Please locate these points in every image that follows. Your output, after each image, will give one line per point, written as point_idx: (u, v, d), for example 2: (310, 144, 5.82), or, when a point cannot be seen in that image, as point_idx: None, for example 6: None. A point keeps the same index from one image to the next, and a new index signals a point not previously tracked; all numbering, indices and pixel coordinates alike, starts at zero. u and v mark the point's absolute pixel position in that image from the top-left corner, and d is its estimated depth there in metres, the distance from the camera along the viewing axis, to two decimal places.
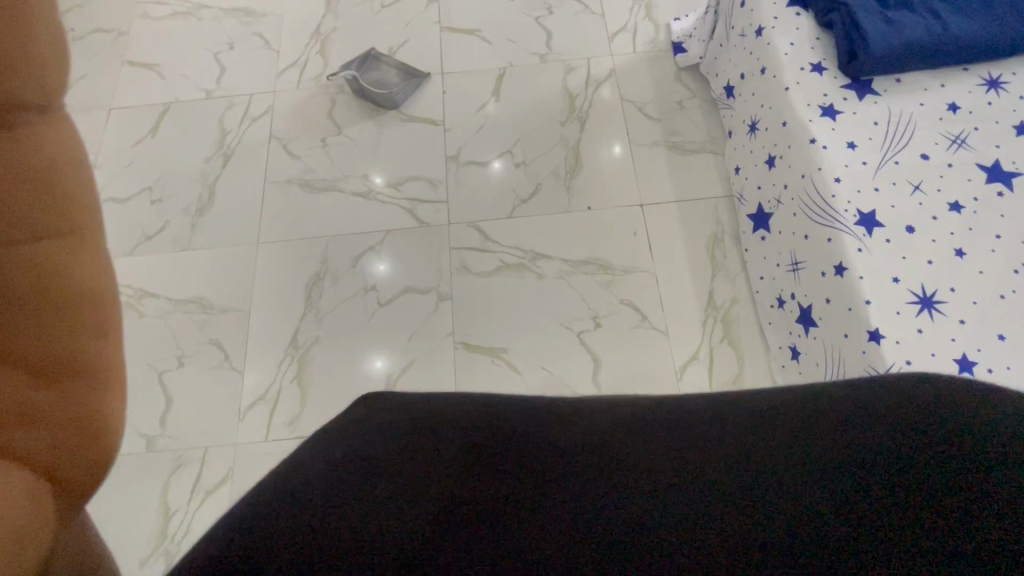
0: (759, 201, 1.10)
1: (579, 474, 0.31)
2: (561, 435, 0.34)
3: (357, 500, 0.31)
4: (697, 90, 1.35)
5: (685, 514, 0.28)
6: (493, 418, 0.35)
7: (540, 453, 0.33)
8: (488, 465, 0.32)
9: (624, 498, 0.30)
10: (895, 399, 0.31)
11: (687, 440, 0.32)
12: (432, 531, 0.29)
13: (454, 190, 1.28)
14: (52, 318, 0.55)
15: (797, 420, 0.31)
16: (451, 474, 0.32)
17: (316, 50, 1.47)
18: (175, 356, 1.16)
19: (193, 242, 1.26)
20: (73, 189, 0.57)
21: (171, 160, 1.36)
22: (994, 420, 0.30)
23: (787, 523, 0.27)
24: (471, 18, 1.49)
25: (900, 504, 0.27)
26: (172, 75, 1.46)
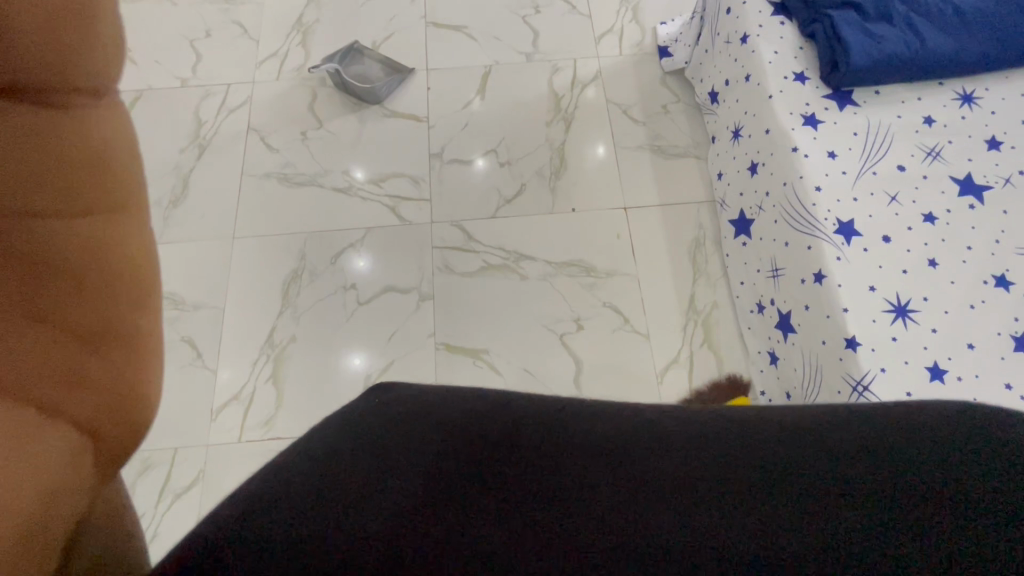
0: (741, 207, 1.12)
1: (546, 490, 0.35)
2: (534, 447, 0.37)
3: (345, 499, 0.34)
4: (681, 95, 1.36)
5: (630, 512, 0.33)
6: (477, 428, 0.39)
7: (513, 465, 0.36)
8: (467, 475, 0.36)
9: (583, 512, 0.34)
10: (822, 420, 0.37)
11: (640, 453, 0.36)
12: (407, 533, 0.33)
13: (437, 188, 1.27)
14: (72, 285, 0.48)
15: (736, 434, 0.37)
16: (431, 483, 0.36)
17: (297, 40, 1.44)
18: None
19: (165, 235, 1.22)
20: (118, 159, 0.53)
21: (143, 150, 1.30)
22: (903, 441, 0.35)
23: (714, 532, 0.32)
24: (458, 14, 1.47)
25: (812, 507, 0.33)
26: (145, 61, 1.41)
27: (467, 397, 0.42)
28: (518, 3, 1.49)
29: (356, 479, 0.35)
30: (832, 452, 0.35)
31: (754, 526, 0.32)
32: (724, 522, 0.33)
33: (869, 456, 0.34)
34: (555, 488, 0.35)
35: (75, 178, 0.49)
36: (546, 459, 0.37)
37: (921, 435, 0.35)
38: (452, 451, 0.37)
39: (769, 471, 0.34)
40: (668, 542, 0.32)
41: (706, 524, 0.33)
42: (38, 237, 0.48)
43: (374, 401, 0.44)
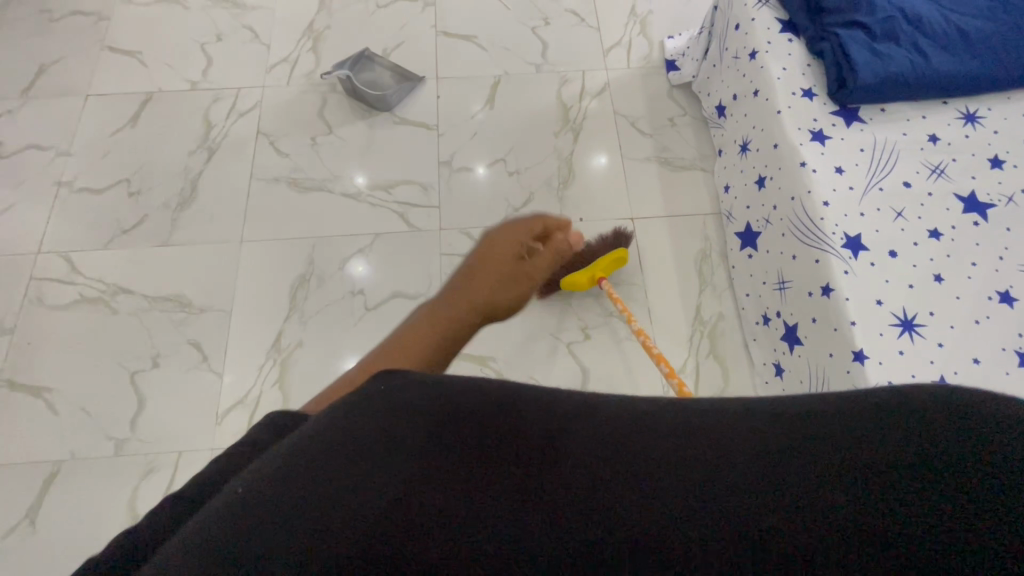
0: (747, 219, 1.13)
1: (513, 478, 0.27)
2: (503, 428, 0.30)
3: (272, 488, 0.28)
4: (688, 108, 1.38)
5: (596, 514, 0.25)
6: (443, 410, 0.32)
7: (472, 446, 0.29)
8: (414, 458, 0.28)
9: (551, 498, 0.26)
10: (859, 400, 0.28)
11: (637, 432, 0.29)
12: (299, 535, 0.25)
13: (446, 194, 1.27)
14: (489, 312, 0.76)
15: (746, 421, 0.28)
16: (370, 460, 0.28)
17: (308, 46, 1.45)
18: (150, 356, 1.11)
19: (173, 237, 1.22)
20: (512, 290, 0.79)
21: (152, 152, 1.31)
22: (965, 411, 0.25)
23: (720, 517, 0.24)
24: (468, 24, 1.49)
25: (830, 496, 0.24)
26: (155, 63, 1.42)
27: (443, 384, 0.34)
28: (528, 14, 1.50)
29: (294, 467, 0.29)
30: (876, 419, 0.26)
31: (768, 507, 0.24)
32: (732, 500, 0.25)
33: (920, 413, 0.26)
34: (524, 470, 0.28)
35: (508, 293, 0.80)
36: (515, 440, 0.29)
37: (989, 405, 0.25)
38: (405, 430, 0.30)
39: (790, 442, 0.27)
40: (660, 533, 0.24)
41: (707, 503, 0.25)
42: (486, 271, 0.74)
43: (382, 382, 0.36)
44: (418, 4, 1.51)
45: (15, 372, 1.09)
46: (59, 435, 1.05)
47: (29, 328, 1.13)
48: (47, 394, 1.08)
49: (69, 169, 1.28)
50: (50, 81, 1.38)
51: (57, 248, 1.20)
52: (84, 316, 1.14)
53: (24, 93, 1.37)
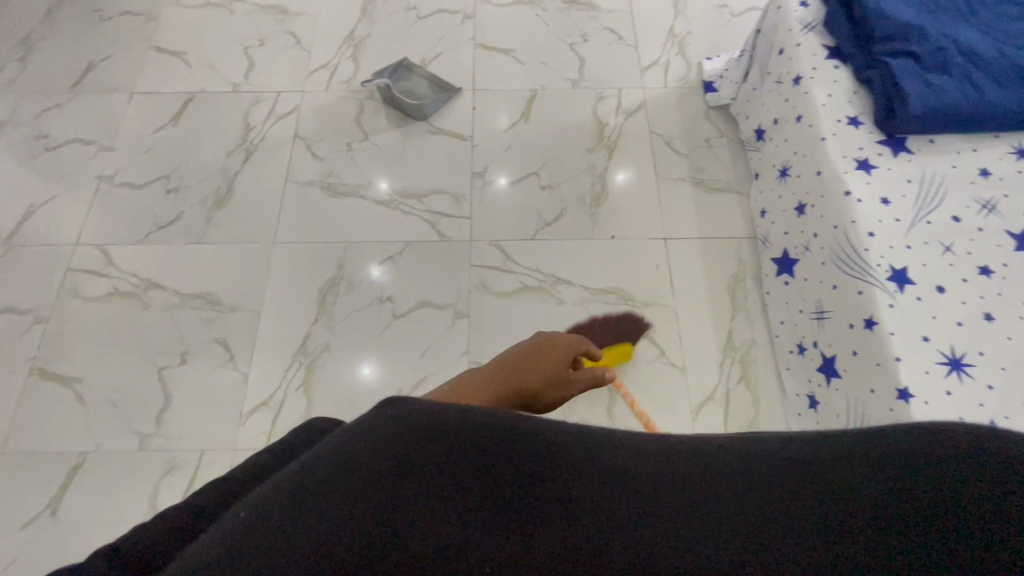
0: (784, 245, 1.11)
1: (526, 495, 0.27)
2: (504, 439, 0.29)
3: (277, 523, 0.26)
4: (725, 130, 1.37)
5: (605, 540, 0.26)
6: (438, 425, 0.30)
7: (475, 458, 0.28)
8: (420, 473, 0.28)
9: (562, 512, 0.27)
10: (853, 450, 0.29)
11: (637, 461, 0.29)
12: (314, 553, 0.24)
13: (477, 206, 1.27)
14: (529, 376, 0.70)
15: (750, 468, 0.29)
16: (382, 482, 0.27)
17: (348, 54, 1.47)
18: (178, 352, 1.12)
19: (207, 235, 1.23)
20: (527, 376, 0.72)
21: (191, 151, 1.33)
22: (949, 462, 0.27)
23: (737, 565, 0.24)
24: (506, 37, 1.49)
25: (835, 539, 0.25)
26: (199, 65, 1.45)
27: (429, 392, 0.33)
28: (566, 30, 1.51)
29: (291, 501, 0.27)
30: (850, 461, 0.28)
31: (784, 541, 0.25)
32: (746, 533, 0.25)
33: (886, 455, 0.28)
34: (536, 488, 0.27)
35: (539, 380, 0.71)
36: (518, 454, 0.29)
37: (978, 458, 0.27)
38: (403, 445, 0.29)
39: (795, 487, 0.27)
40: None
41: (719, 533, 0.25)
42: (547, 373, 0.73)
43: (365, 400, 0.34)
44: (458, 16, 1.52)
45: (47, 361, 1.10)
46: (85, 426, 1.05)
47: (64, 318, 1.14)
48: (76, 385, 1.09)
49: (111, 164, 1.31)
50: (97, 78, 1.42)
51: (96, 240, 1.22)
52: (116, 309, 1.15)
53: (73, 88, 1.40)
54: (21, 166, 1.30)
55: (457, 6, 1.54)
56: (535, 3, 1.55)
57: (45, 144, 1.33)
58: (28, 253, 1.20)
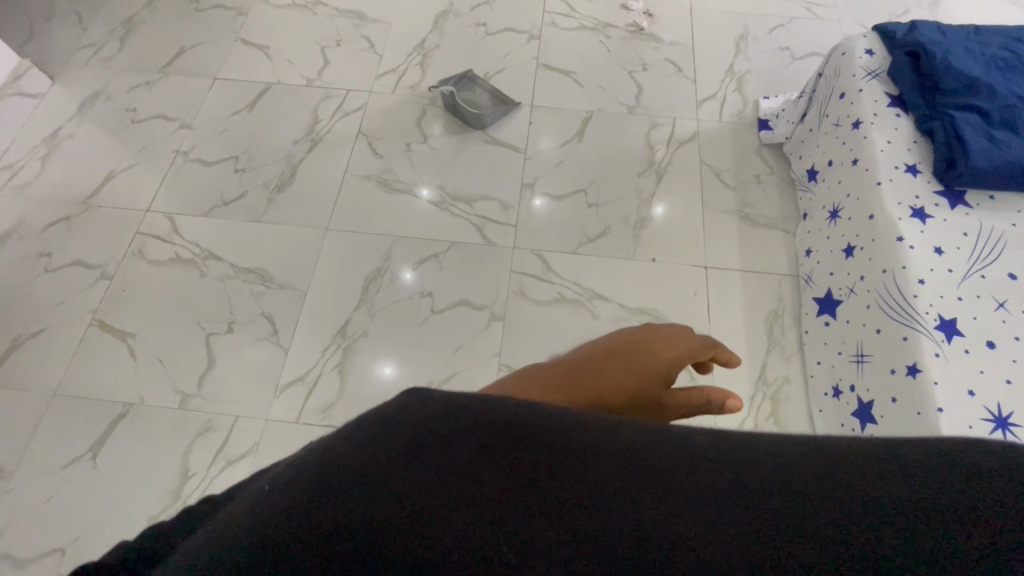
0: (828, 286, 1.10)
1: (519, 468, 0.21)
2: (473, 407, 0.23)
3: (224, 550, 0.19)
4: (776, 167, 1.37)
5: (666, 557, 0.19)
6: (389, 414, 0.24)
7: (442, 426, 0.22)
8: (374, 449, 0.21)
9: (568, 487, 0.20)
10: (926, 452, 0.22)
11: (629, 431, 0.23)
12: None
13: (524, 215, 1.31)
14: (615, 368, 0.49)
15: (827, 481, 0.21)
16: (330, 469, 0.21)
17: (417, 61, 1.54)
18: (226, 321, 1.17)
19: (266, 215, 1.29)
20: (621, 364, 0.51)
21: (262, 136, 1.41)
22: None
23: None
24: (568, 60, 1.55)
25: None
26: (279, 59, 1.54)
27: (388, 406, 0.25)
28: (626, 59, 1.55)
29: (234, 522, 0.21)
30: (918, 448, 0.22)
31: (871, 543, 0.18)
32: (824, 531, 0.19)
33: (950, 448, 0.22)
34: (525, 465, 0.21)
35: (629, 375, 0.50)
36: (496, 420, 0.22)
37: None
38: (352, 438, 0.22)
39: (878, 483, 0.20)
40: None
41: (790, 527, 0.19)
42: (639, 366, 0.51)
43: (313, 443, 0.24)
44: (524, 36, 1.59)
45: (107, 315, 1.17)
46: (132, 379, 1.11)
47: (127, 277, 1.22)
48: (130, 340, 1.15)
49: (188, 140, 1.40)
50: (185, 61, 1.53)
51: (165, 209, 1.30)
52: (175, 274, 1.22)
53: (163, 69, 1.51)
54: (109, 134, 1.41)
55: (524, 27, 1.61)
56: (599, 30, 1.61)
57: (132, 117, 1.44)
58: (103, 214, 1.29)
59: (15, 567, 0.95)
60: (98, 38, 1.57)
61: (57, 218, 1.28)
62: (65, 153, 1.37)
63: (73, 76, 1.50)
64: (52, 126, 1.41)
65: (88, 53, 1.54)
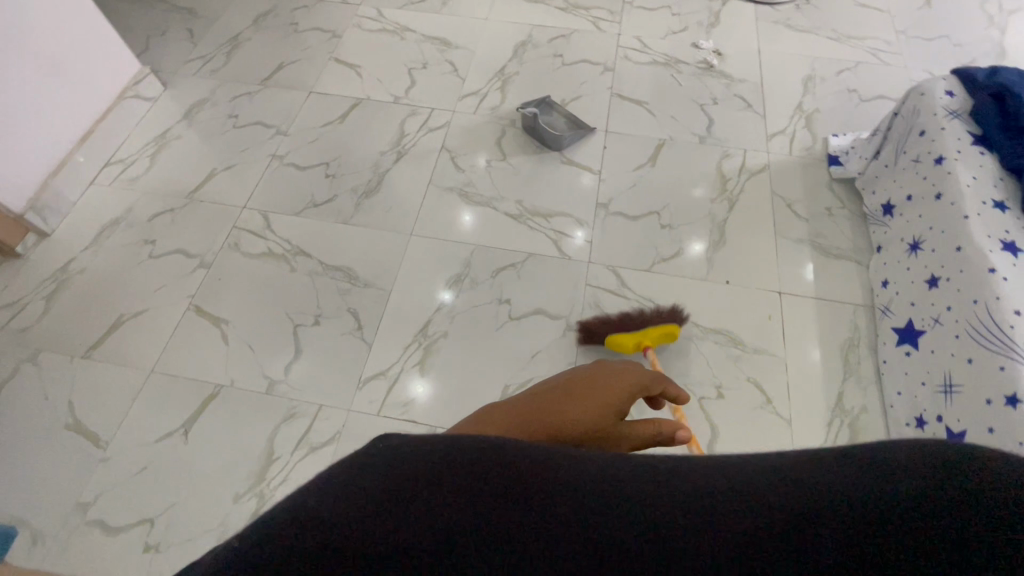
0: (910, 316, 1.10)
1: (474, 496, 0.22)
2: (423, 451, 0.24)
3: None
4: (847, 201, 1.40)
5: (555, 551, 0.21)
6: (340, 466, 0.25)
7: (397, 466, 0.24)
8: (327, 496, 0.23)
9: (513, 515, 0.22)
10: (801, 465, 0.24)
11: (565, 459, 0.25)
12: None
13: (599, 233, 1.35)
14: (581, 398, 0.50)
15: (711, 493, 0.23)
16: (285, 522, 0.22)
17: (497, 85, 1.63)
18: (313, 314, 1.22)
19: (354, 218, 1.37)
20: (585, 392, 0.52)
21: (352, 146, 1.50)
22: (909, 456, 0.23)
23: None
24: (641, 91, 1.62)
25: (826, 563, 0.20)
26: (369, 78, 1.65)
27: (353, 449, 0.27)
28: (697, 93, 1.62)
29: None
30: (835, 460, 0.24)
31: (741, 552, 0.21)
32: (744, 545, 0.21)
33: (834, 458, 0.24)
34: (481, 490, 0.22)
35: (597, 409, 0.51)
36: (442, 457, 0.24)
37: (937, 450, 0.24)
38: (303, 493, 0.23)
39: (806, 504, 0.21)
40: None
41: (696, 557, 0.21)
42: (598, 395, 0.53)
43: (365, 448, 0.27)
44: (598, 68, 1.67)
45: (203, 301, 1.24)
46: (224, 363, 1.16)
47: (223, 267, 1.29)
48: (223, 326, 1.21)
49: (283, 146, 1.49)
50: (283, 76, 1.65)
51: (260, 206, 1.38)
52: (267, 267, 1.29)
53: (263, 82, 1.63)
54: (212, 138, 1.52)
55: (599, 59, 1.70)
56: (670, 65, 1.68)
57: (233, 123, 1.55)
58: (204, 209, 1.38)
59: (106, 533, 0.98)
60: (206, 52, 1.71)
61: (162, 210, 1.37)
62: (173, 152, 1.49)
63: (182, 85, 1.62)
64: (162, 128, 1.53)
65: (197, 65, 1.67)
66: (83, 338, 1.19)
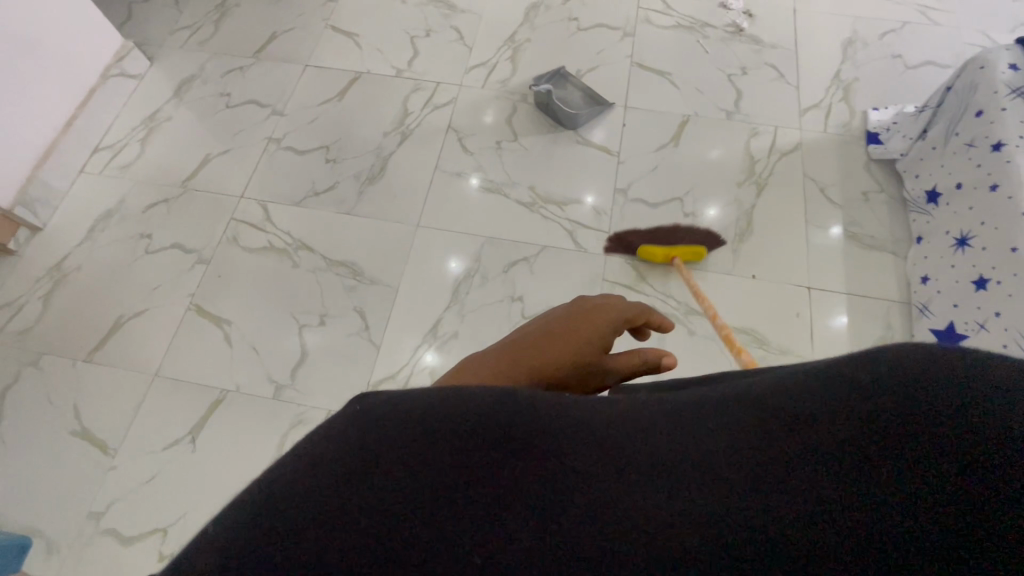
0: (951, 318, 1.03)
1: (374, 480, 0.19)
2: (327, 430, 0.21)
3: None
4: (886, 184, 1.29)
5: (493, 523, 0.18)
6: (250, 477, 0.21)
7: (295, 459, 0.20)
8: (226, 514, 0.19)
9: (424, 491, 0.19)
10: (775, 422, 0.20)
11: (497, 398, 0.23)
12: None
13: (618, 222, 1.27)
14: (534, 348, 0.41)
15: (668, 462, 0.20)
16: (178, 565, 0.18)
17: (507, 55, 1.50)
18: (318, 313, 1.18)
19: (357, 208, 1.29)
20: (537, 339, 0.42)
21: (353, 126, 1.40)
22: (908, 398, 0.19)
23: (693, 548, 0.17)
24: (663, 60, 1.49)
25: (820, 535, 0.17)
26: (368, 47, 1.53)
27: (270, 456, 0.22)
28: (725, 61, 1.48)
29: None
30: (790, 400, 0.21)
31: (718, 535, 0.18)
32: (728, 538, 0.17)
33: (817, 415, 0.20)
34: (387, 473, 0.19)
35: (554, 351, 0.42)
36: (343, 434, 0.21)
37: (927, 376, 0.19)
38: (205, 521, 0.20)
39: (751, 472, 0.19)
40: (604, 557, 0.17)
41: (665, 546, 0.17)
42: (555, 335, 0.44)
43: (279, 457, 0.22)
44: (617, 33, 1.53)
45: (204, 300, 1.19)
46: (229, 366, 1.13)
47: (222, 263, 1.23)
48: (226, 327, 1.17)
49: (279, 128, 1.40)
50: (277, 47, 1.53)
51: (258, 196, 1.31)
52: (269, 262, 1.23)
53: (255, 54, 1.52)
54: (204, 119, 1.42)
55: (618, 23, 1.55)
56: (696, 29, 1.54)
57: (225, 102, 1.45)
58: (199, 199, 1.31)
59: (121, 542, 0.98)
60: (193, 21, 1.58)
61: (156, 201, 1.31)
62: (163, 135, 1.40)
63: (169, 59, 1.51)
64: (151, 108, 1.44)
65: (183, 36, 1.55)
66: (84, 340, 1.16)
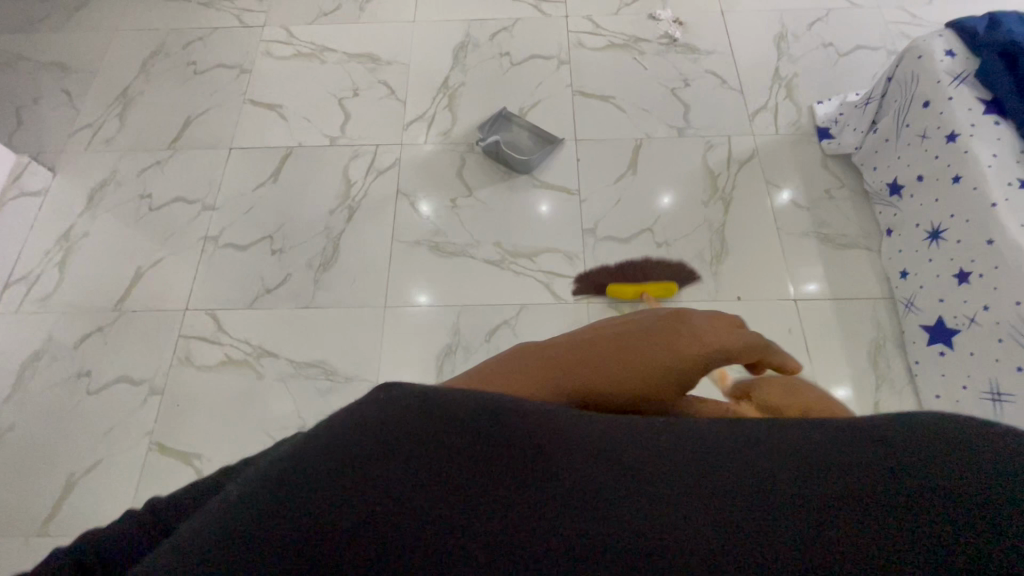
0: (940, 313, 1.03)
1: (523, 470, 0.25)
2: (499, 415, 0.27)
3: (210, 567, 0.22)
4: (845, 179, 1.29)
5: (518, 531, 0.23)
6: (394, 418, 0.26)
7: (481, 431, 0.26)
8: (365, 448, 0.25)
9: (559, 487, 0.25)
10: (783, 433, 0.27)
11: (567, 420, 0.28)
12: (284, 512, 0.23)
13: (593, 265, 1.22)
14: (613, 357, 0.38)
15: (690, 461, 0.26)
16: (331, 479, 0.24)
17: (444, 104, 1.43)
18: (295, 427, 1.08)
19: (316, 299, 1.20)
20: (627, 349, 0.39)
21: (295, 209, 1.30)
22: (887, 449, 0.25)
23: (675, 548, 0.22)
24: (605, 84, 1.45)
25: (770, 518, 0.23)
26: (295, 118, 1.42)
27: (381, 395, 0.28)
28: (666, 75, 1.46)
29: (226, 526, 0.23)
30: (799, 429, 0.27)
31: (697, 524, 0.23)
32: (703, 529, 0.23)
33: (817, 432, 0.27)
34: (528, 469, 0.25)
35: (630, 372, 0.38)
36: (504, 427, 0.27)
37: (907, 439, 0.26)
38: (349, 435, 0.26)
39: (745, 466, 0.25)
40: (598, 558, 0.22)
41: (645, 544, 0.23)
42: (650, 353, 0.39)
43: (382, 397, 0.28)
44: (553, 63, 1.48)
45: (165, 435, 1.07)
46: None
47: (178, 389, 1.11)
48: (195, 462, 1.05)
49: (214, 224, 1.29)
50: (194, 133, 1.41)
51: (205, 305, 1.19)
52: (230, 378, 1.12)
53: (171, 145, 1.39)
54: (126, 227, 1.29)
55: (551, 51, 1.50)
56: (630, 45, 1.51)
57: (148, 203, 1.32)
58: (138, 320, 1.18)
59: None
60: (94, 117, 1.44)
61: (88, 331, 1.17)
62: (84, 253, 1.26)
63: (75, 165, 1.37)
64: (64, 225, 1.29)
65: (87, 137, 1.41)
66: (32, 511, 1.02)
